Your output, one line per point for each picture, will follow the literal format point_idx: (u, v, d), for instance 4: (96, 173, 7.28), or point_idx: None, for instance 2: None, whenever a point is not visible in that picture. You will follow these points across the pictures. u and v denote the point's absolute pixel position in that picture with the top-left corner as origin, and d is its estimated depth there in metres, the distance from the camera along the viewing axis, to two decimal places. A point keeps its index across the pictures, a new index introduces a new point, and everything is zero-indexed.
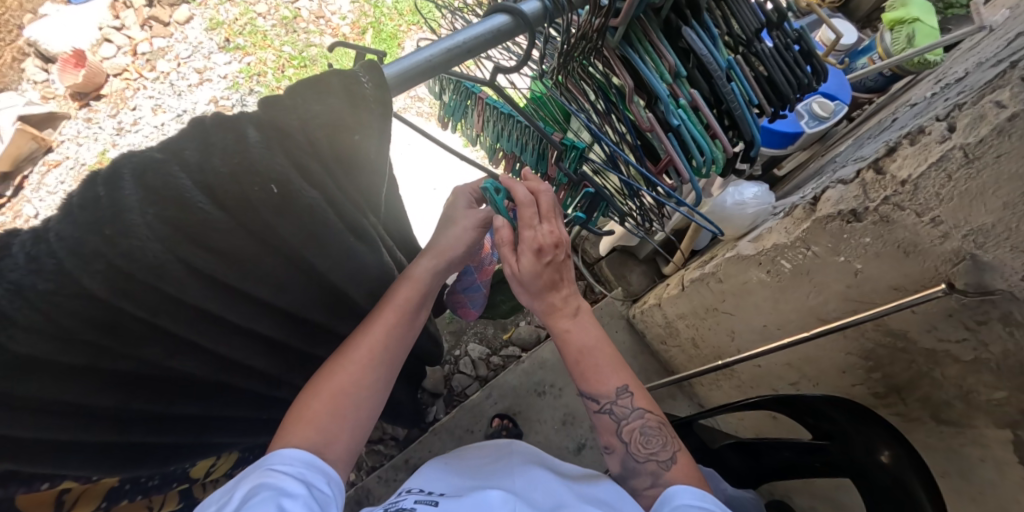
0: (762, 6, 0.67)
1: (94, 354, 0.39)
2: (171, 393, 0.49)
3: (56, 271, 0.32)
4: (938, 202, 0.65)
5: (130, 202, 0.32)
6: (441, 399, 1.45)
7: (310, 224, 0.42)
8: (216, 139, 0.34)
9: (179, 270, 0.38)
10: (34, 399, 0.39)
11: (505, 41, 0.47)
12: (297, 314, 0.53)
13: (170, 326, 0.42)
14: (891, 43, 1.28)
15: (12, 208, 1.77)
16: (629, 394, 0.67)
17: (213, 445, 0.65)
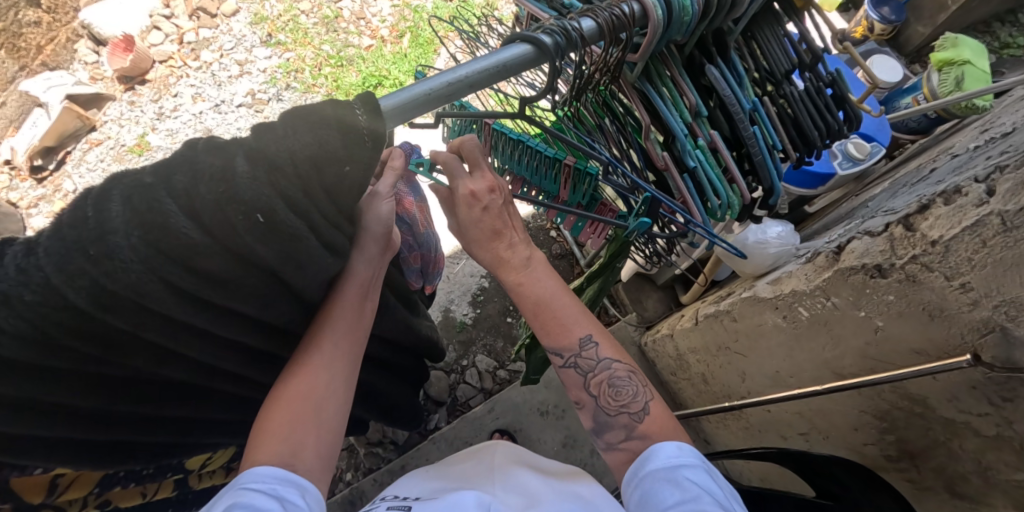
0: (796, 43, 0.64)
1: (79, 359, 0.41)
2: (156, 396, 0.51)
3: (43, 284, 0.35)
4: (970, 267, 0.62)
5: (113, 220, 0.34)
6: (444, 408, 1.44)
7: (296, 254, 0.41)
8: (202, 165, 0.36)
9: (161, 289, 0.38)
10: (21, 398, 0.41)
11: (514, 75, 0.44)
12: (284, 330, 0.53)
13: (155, 338, 0.42)
14: (938, 84, 1.23)
15: (54, 182, 1.85)
16: (595, 344, 0.61)
17: (206, 444, 0.66)
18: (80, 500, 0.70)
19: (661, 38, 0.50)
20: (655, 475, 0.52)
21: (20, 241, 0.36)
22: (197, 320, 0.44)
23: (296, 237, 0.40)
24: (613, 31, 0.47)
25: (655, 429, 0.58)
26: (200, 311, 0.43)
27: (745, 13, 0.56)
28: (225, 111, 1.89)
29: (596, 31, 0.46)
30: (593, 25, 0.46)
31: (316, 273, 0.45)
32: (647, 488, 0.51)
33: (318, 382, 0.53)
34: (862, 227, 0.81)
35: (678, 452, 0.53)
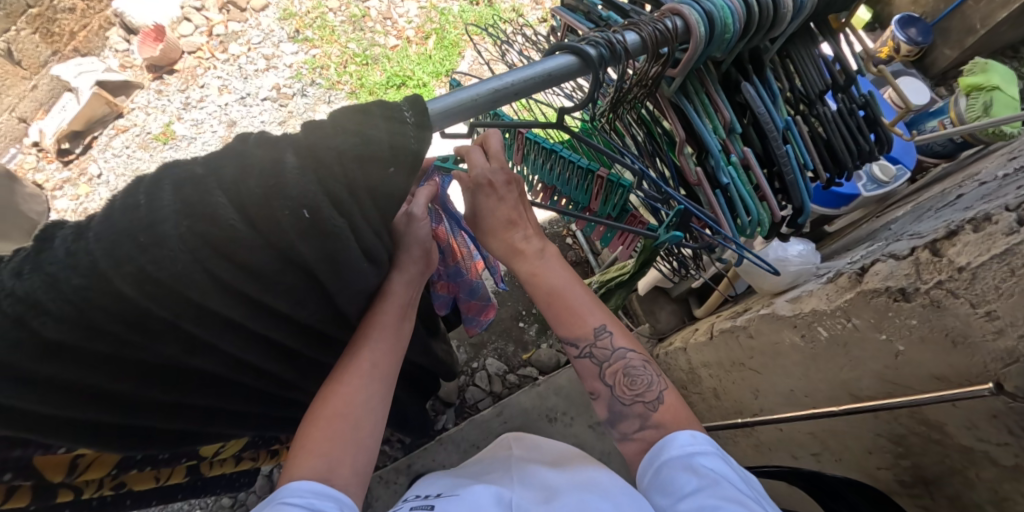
0: (830, 64, 0.65)
1: (118, 345, 0.41)
2: (185, 384, 0.52)
3: (91, 268, 0.35)
4: (997, 295, 0.61)
5: (164, 210, 0.35)
6: (452, 409, 1.44)
7: (335, 250, 0.42)
8: (254, 162, 0.36)
9: (205, 281, 0.39)
10: (60, 380, 0.42)
11: (559, 84, 0.45)
12: (312, 326, 0.54)
13: (191, 327, 0.43)
14: (965, 109, 1.22)
15: (79, 165, 1.88)
16: (610, 333, 0.63)
17: (226, 434, 0.67)
18: (97, 482, 0.71)
19: (702, 53, 0.51)
20: (673, 462, 0.54)
21: (69, 225, 0.36)
22: (235, 313, 0.44)
23: (335, 235, 0.41)
24: (655, 46, 0.47)
25: (670, 418, 0.60)
26: (238, 303, 0.43)
27: (783, 33, 0.56)
28: (250, 103, 1.92)
29: (640, 45, 0.47)
30: (637, 39, 0.47)
31: (351, 271, 0.46)
32: (665, 474, 0.54)
33: (357, 398, 0.56)
34: (887, 249, 0.81)
35: (692, 440, 0.55)
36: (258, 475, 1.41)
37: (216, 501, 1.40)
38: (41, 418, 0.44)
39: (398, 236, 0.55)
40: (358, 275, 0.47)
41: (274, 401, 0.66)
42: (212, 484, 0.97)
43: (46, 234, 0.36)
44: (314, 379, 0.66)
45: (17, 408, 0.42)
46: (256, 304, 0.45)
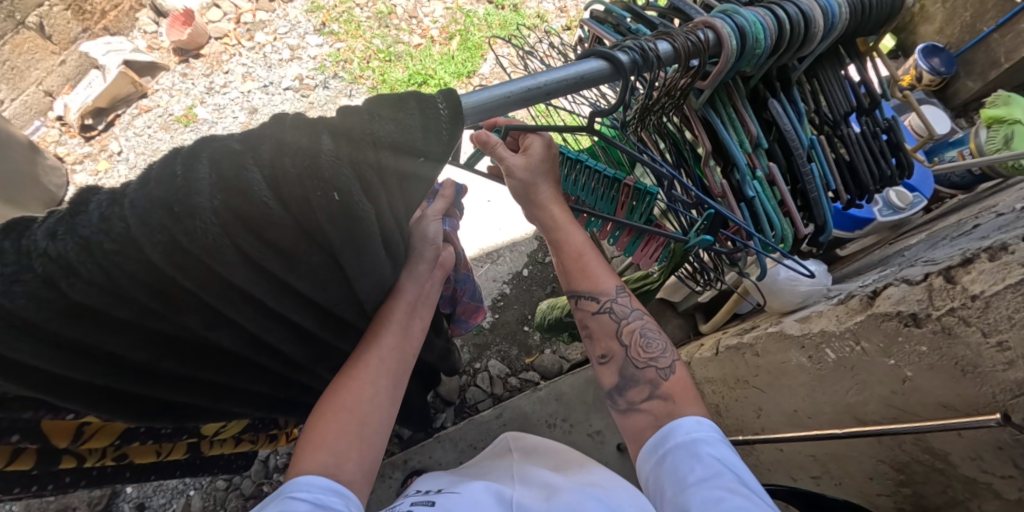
0: (856, 87, 0.65)
1: (141, 313, 0.42)
2: (200, 358, 0.52)
3: (124, 234, 0.36)
4: (1010, 325, 0.61)
5: (199, 182, 0.35)
6: (452, 408, 1.45)
7: (359, 235, 0.42)
8: (290, 142, 0.37)
9: (232, 256, 0.39)
10: (81, 344, 0.42)
11: (591, 87, 0.45)
12: (328, 311, 0.54)
13: (213, 301, 0.44)
14: (986, 141, 1.22)
15: (100, 142, 1.91)
16: (626, 294, 0.68)
17: (232, 413, 0.67)
18: (101, 452, 0.71)
19: (732, 67, 0.51)
20: (678, 449, 0.56)
21: (106, 192, 0.37)
22: (259, 290, 0.45)
23: (361, 220, 0.41)
24: (687, 57, 0.48)
25: (678, 390, 0.62)
26: (261, 282, 0.44)
27: (812, 52, 0.57)
28: (272, 92, 1.94)
29: (673, 54, 0.47)
30: (670, 48, 0.47)
31: (373, 258, 0.46)
32: (668, 464, 0.55)
33: (368, 394, 0.58)
34: (899, 275, 0.80)
35: (697, 427, 0.57)
36: (254, 460, 1.41)
37: (211, 483, 1.41)
38: (58, 380, 0.45)
39: (410, 237, 0.60)
40: (380, 264, 0.48)
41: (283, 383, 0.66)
42: (211, 463, 0.98)
43: (82, 198, 0.36)
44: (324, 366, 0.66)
45: (36, 368, 0.42)
46: (280, 283, 0.45)
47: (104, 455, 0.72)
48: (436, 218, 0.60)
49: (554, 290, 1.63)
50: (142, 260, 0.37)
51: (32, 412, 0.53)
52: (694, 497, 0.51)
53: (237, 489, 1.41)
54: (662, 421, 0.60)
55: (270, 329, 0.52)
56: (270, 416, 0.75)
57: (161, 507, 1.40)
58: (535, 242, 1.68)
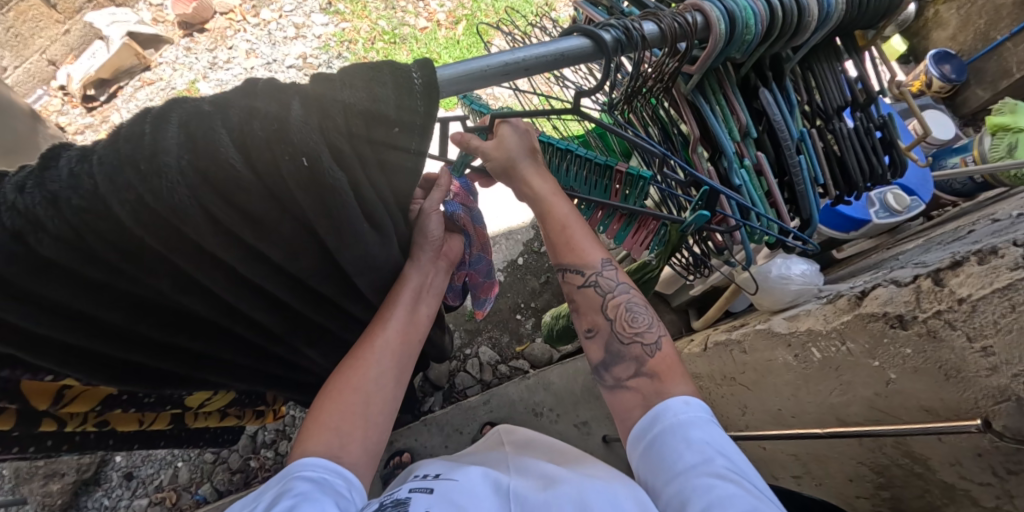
0: (852, 81, 0.64)
1: (111, 272, 0.42)
2: (176, 321, 0.52)
3: (91, 190, 0.36)
4: (995, 331, 0.60)
5: (168, 142, 0.35)
6: (440, 392, 1.45)
7: (331, 205, 0.42)
8: (261, 105, 0.37)
9: (199, 217, 0.39)
10: (52, 302, 0.42)
11: (571, 65, 0.45)
12: (304, 283, 0.54)
13: (184, 264, 0.44)
14: (989, 149, 1.20)
15: (102, 113, 1.91)
16: (614, 267, 0.67)
17: (213, 382, 0.68)
18: (82, 417, 0.72)
19: (721, 53, 0.51)
20: (667, 433, 0.55)
21: (75, 148, 0.37)
22: (230, 256, 0.45)
23: (332, 188, 0.41)
24: (674, 39, 0.47)
25: (663, 367, 0.62)
26: (233, 246, 0.44)
27: (805, 42, 0.56)
28: (275, 69, 1.93)
29: (658, 36, 0.46)
30: (655, 29, 0.46)
31: (348, 232, 0.46)
32: (657, 449, 0.55)
33: (375, 372, 0.61)
34: (889, 276, 0.80)
35: (685, 407, 0.57)
36: (243, 434, 1.43)
37: (199, 455, 1.42)
38: (31, 337, 0.45)
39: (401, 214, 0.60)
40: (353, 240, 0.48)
41: (266, 355, 0.67)
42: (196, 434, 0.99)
43: (53, 153, 0.36)
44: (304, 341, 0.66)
45: (8, 323, 0.42)
46: (253, 250, 0.45)
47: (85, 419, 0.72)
48: (436, 212, 0.59)
49: (548, 280, 1.62)
50: (112, 217, 0.37)
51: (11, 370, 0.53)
52: (688, 485, 0.50)
53: (225, 462, 1.42)
54: (651, 400, 0.60)
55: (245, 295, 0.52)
56: (252, 388, 0.75)
57: (149, 477, 1.41)
58: (531, 231, 1.67)
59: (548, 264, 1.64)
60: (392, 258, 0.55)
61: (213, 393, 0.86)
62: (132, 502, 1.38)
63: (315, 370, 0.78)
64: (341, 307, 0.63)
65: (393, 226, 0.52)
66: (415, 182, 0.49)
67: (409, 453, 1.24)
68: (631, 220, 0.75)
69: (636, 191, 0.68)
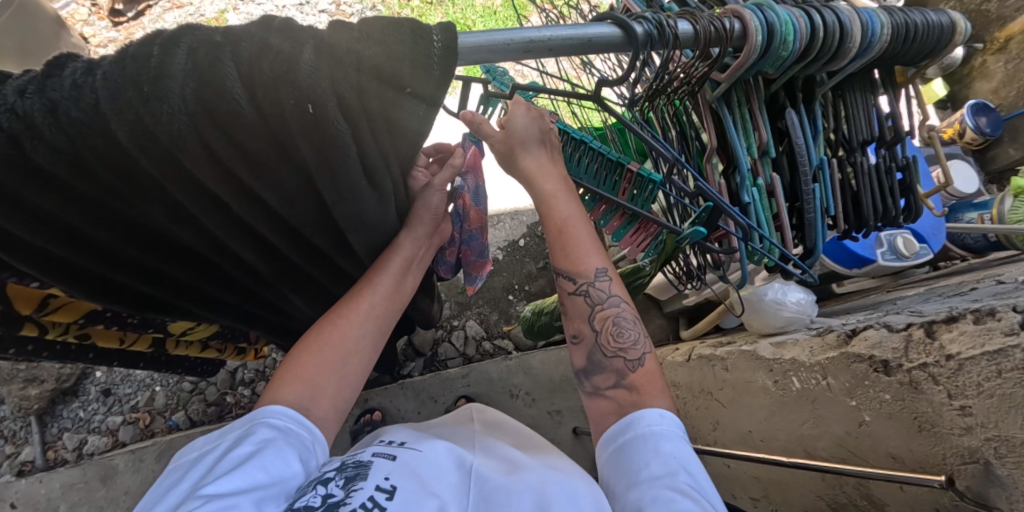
0: (883, 118, 0.62)
1: (104, 190, 0.41)
2: (167, 247, 0.52)
3: (92, 105, 0.35)
4: (976, 393, 0.60)
5: (173, 67, 0.34)
6: (422, 359, 1.47)
7: (331, 156, 0.42)
8: (274, 45, 0.36)
9: (197, 149, 0.38)
10: (41, 212, 0.42)
11: (598, 53, 0.43)
12: (297, 231, 0.54)
13: (177, 193, 0.43)
14: (1009, 209, 1.18)
15: (127, 29, 1.89)
16: (608, 278, 0.66)
17: (197, 314, 0.68)
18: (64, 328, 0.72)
19: (754, 65, 0.49)
20: (636, 439, 0.56)
21: (81, 59, 0.36)
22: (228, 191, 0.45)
23: (335, 139, 0.40)
24: (707, 43, 0.46)
25: (643, 382, 0.62)
26: (231, 182, 0.43)
27: (842, 69, 0.54)
28: (306, 12, 1.90)
29: (692, 37, 0.45)
30: (690, 30, 0.45)
31: (345, 186, 0.45)
32: (624, 454, 0.55)
33: (354, 334, 0.60)
34: (882, 320, 0.79)
35: (659, 420, 0.57)
36: (222, 369, 1.44)
37: (178, 382, 1.45)
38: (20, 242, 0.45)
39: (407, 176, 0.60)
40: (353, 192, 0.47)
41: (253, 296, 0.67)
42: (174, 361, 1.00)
43: (57, 61, 0.35)
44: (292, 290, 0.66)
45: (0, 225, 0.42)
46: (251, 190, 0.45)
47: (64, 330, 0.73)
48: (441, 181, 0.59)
49: (545, 266, 1.62)
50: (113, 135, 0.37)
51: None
52: (647, 495, 0.50)
53: (202, 393, 1.44)
54: (623, 403, 0.60)
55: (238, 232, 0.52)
56: (235, 325, 0.76)
57: (126, 396, 1.44)
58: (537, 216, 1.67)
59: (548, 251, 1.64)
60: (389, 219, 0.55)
61: (195, 324, 0.87)
62: (106, 418, 1.41)
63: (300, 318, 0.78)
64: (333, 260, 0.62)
65: (394, 188, 0.52)
66: (421, 147, 0.48)
67: (380, 413, 1.26)
68: (632, 221, 0.75)
69: (640, 192, 0.68)
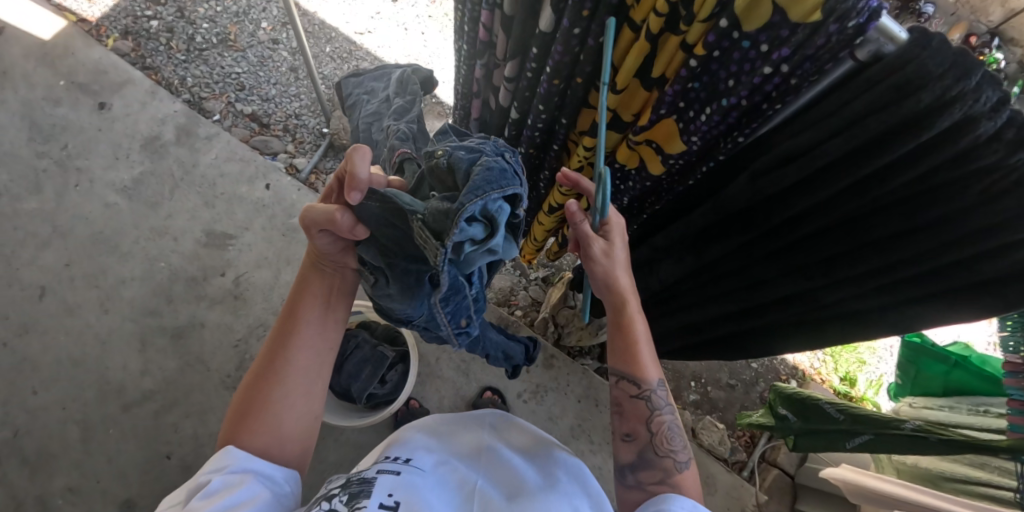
0: None
1: (888, 188, 0.61)
2: (804, 188, 0.67)
3: (914, 237, 0.63)
4: None
5: (991, 268, 0.60)
6: (596, 362, 1.61)
7: (936, 287, 0.67)
8: (984, 283, 0.63)
9: (932, 264, 0.64)
10: (884, 172, 0.60)
11: None
12: (832, 278, 0.75)
13: (901, 227, 0.64)
14: None
15: None
16: (665, 389, 0.77)
17: (707, 224, 0.84)
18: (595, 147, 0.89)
19: None
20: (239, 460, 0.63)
21: (977, 195, 0.55)
22: (921, 191, 0.60)
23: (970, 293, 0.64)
24: None
25: (689, 483, 0.71)
26: (948, 190, 0.57)
27: None
28: None
29: None
30: None
31: (910, 301, 0.72)
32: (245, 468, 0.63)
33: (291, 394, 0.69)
34: None
35: (254, 464, 0.63)
36: None
37: None
38: (798, 87, 0.59)
39: (883, 323, 0.78)
40: (991, 250, 0.59)
41: (750, 258, 0.83)
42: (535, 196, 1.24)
43: (974, 168, 0.54)
44: (788, 229, 0.74)
45: (826, 90, 0.59)
46: (938, 193, 0.58)
47: (575, 140, 0.97)
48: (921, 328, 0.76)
49: (733, 385, 1.73)
50: (915, 58, 0.49)
51: (689, 117, 0.69)
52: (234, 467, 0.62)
53: None
54: None
55: (838, 245, 0.71)
56: (683, 251, 0.91)
57: None
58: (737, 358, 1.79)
59: (745, 376, 1.75)
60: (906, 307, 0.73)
61: (596, 219, 1.07)
62: None
63: (722, 288, 0.93)
64: (860, 288, 0.74)
65: (885, 304, 0.75)
66: (903, 315, 0.74)
67: (491, 393, 1.43)
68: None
69: None
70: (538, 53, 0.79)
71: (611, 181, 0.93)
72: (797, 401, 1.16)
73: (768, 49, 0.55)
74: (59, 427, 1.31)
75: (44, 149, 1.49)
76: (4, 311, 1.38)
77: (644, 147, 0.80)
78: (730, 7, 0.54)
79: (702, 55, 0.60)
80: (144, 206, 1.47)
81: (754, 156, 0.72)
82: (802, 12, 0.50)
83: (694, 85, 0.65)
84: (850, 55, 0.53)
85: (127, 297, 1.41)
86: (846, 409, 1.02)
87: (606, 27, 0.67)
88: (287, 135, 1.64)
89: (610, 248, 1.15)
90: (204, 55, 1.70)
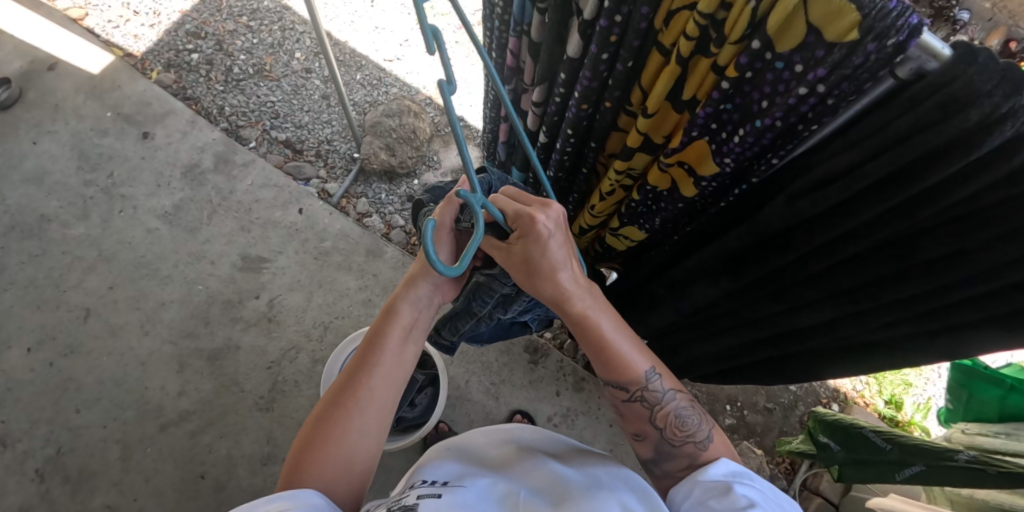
0: None
1: (935, 211, 0.58)
2: (844, 211, 0.64)
3: (965, 260, 0.60)
4: None
5: None
6: None
7: (991, 311, 0.64)
8: None
9: (986, 286, 0.61)
10: (930, 194, 0.57)
11: None
12: (877, 302, 0.72)
13: (949, 250, 0.61)
14: None
15: None
16: (658, 377, 0.73)
17: (741, 248, 0.81)
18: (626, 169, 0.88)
19: None
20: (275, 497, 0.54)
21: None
22: (971, 212, 0.57)
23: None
24: None
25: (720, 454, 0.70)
26: (1003, 210, 0.54)
27: None
28: None
29: None
30: None
31: (963, 325, 0.68)
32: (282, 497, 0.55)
33: None
34: None
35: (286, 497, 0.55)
36: None
37: None
38: (836, 106, 0.57)
39: (936, 348, 0.74)
40: None
41: (787, 282, 0.80)
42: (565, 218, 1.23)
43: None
44: (827, 254, 0.71)
45: (865, 109, 0.57)
46: (991, 213, 0.55)
47: (604, 162, 0.96)
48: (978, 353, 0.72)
49: (770, 409, 1.67)
50: (961, 75, 0.46)
51: (722, 137, 0.68)
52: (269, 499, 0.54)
53: None
54: None
55: (882, 268, 0.68)
56: (717, 274, 0.89)
57: None
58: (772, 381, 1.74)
59: (783, 400, 1.69)
60: (959, 332, 0.69)
61: (631, 239, 1.05)
62: (394, 213, 1.62)
63: (759, 314, 0.90)
64: (909, 311, 0.71)
65: (937, 327, 0.71)
66: (958, 340, 0.70)
67: (520, 416, 1.42)
68: None
69: None
70: (566, 80, 0.79)
71: (642, 202, 0.92)
72: (839, 427, 1.09)
73: (803, 69, 0.54)
74: (100, 446, 1.34)
75: (91, 178, 1.57)
76: (51, 333, 1.43)
77: (675, 169, 0.79)
78: (763, 29, 0.53)
79: (734, 77, 0.60)
80: (183, 231, 1.53)
81: (788, 178, 0.70)
82: (838, 31, 0.49)
83: (727, 106, 0.64)
84: (891, 73, 0.51)
85: (166, 319, 1.46)
86: (900, 442, 0.95)
87: (635, 52, 0.67)
88: (319, 160, 1.68)
89: (641, 270, 1.13)
90: (241, 86, 1.76)
